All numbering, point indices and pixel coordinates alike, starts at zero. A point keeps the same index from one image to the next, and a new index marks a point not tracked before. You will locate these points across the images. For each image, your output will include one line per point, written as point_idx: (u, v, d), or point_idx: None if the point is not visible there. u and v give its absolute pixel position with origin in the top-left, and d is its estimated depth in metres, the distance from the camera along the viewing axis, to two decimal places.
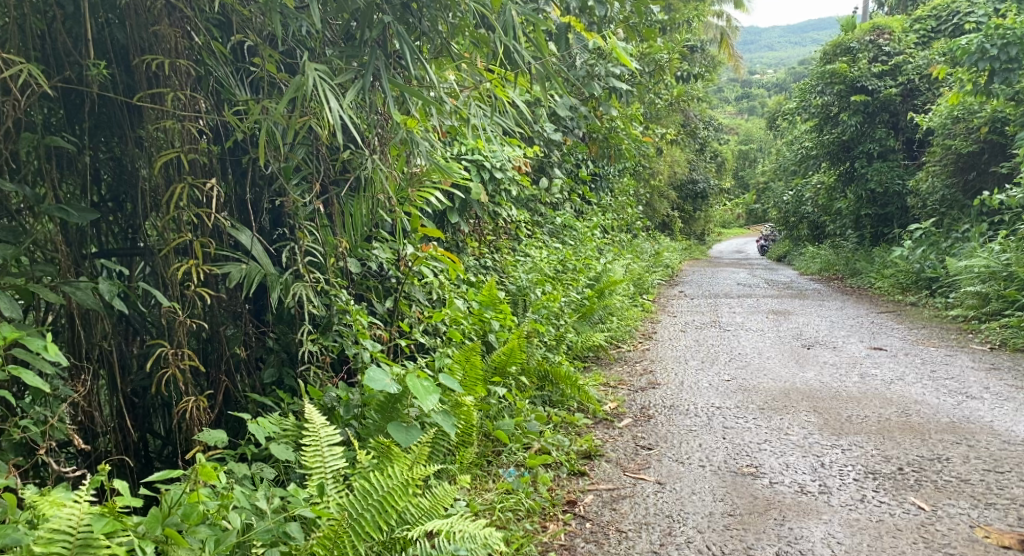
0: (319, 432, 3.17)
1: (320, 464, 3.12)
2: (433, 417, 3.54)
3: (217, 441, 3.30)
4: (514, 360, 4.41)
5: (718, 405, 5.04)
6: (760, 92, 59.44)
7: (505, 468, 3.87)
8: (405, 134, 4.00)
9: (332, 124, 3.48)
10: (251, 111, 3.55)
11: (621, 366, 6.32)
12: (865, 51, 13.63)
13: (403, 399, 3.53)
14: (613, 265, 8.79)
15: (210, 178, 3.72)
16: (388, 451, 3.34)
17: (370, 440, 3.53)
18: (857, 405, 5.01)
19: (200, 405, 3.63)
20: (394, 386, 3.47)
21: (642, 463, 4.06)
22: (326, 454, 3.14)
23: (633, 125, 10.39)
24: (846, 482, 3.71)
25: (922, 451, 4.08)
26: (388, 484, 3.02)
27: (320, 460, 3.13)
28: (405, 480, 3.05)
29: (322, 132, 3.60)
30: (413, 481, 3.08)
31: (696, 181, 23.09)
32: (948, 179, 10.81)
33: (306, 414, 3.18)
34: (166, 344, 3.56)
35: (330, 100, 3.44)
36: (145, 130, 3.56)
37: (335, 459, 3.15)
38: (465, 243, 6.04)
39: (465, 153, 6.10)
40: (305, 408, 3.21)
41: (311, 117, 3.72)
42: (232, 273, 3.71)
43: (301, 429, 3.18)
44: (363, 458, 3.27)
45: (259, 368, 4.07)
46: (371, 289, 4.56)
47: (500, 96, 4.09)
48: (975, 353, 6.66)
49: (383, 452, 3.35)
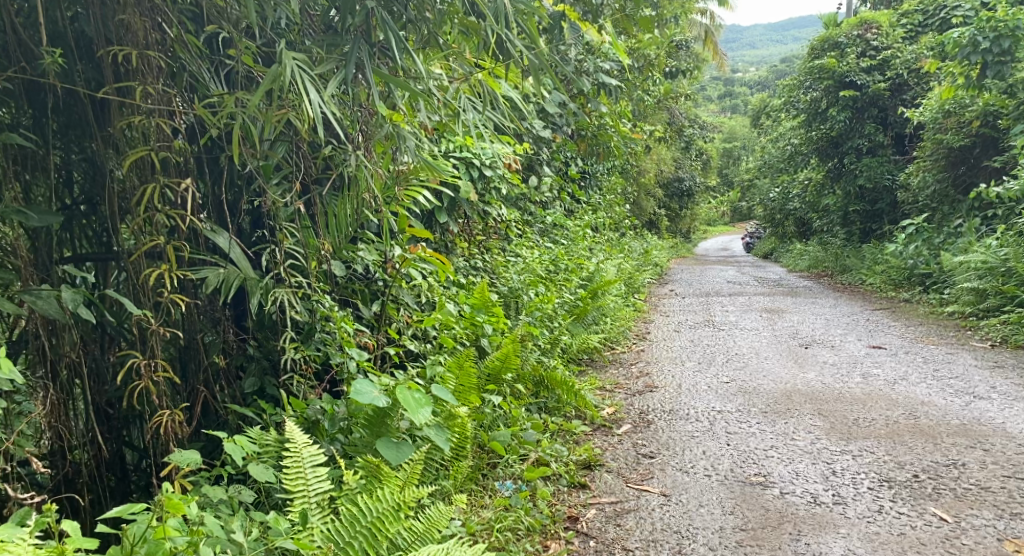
0: (302, 452, 2.93)
1: (302, 487, 2.89)
2: (425, 431, 3.32)
3: (190, 463, 3.06)
4: (508, 366, 4.18)
5: (719, 409, 4.86)
6: (743, 90, 59.42)
7: (502, 482, 3.67)
8: (391, 129, 3.78)
9: (313, 119, 3.26)
10: (226, 105, 3.33)
11: (617, 368, 6.13)
12: (854, 46, 13.43)
13: (393, 413, 3.31)
14: (605, 265, 8.61)
15: (184, 178, 3.51)
16: (377, 470, 3.12)
17: (358, 456, 3.31)
18: (863, 406, 4.84)
19: (175, 418, 3.43)
20: (383, 399, 3.24)
21: (646, 473, 3.87)
22: (309, 476, 2.91)
23: (621, 122, 10.23)
24: (861, 492, 3.53)
25: (936, 456, 3.90)
26: (377, 509, 2.85)
27: (303, 483, 2.90)
28: (396, 504, 2.88)
29: (302, 127, 3.38)
30: (404, 505, 2.90)
31: (682, 179, 22.93)
32: (939, 174, 10.54)
33: (287, 433, 2.93)
34: (138, 354, 3.35)
35: (310, 92, 3.22)
36: (115, 127, 3.33)
37: (319, 482, 2.92)
38: (453, 243, 5.85)
39: (453, 150, 5.91)
40: (286, 425, 2.96)
41: (291, 110, 3.47)
42: (209, 278, 3.53)
43: (282, 448, 2.93)
44: (350, 478, 3.05)
45: (240, 377, 3.87)
46: (356, 294, 4.36)
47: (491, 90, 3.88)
48: (977, 351, 6.49)
49: (372, 471, 3.13)
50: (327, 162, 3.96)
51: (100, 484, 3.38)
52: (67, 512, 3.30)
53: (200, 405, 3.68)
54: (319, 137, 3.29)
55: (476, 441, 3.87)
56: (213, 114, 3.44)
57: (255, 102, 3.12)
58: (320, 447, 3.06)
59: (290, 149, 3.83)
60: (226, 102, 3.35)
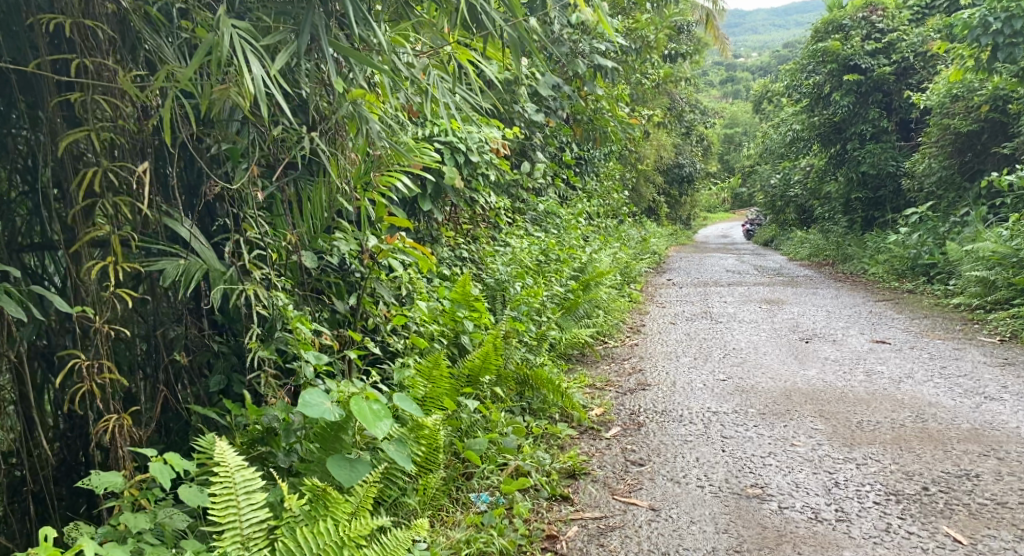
0: (234, 477, 2.69)
1: (233, 517, 2.68)
2: (384, 448, 3.03)
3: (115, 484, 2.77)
4: (488, 368, 4.04)
5: (714, 410, 4.58)
6: (744, 75, 58.91)
7: (476, 494, 3.42)
8: (351, 107, 3.51)
9: (256, 94, 2.95)
10: (159, 77, 3.02)
11: (608, 365, 5.84)
12: (858, 28, 13.02)
13: (348, 426, 3.03)
14: (599, 255, 8.31)
15: (141, 161, 3.23)
16: (325, 494, 2.86)
17: (309, 475, 3.05)
18: (867, 408, 4.55)
19: (124, 422, 3.15)
20: (336, 411, 2.97)
21: (634, 484, 3.60)
22: (242, 504, 2.69)
23: (618, 105, 9.90)
24: (866, 507, 3.26)
25: (947, 466, 3.61)
26: (320, 544, 2.69)
27: (235, 512, 2.69)
28: (341, 539, 2.71)
29: (248, 103, 3.07)
30: (350, 540, 2.72)
31: (682, 165, 22.44)
32: (946, 160, 10.27)
33: (218, 456, 2.71)
34: (81, 355, 3.07)
35: (252, 65, 2.90)
36: (50, 103, 3.05)
37: (253, 511, 2.71)
38: (438, 233, 5.59)
39: (437, 135, 5.60)
40: (217, 446, 2.73)
41: (234, 86, 3.12)
42: (167, 270, 3.28)
43: (212, 470, 2.71)
44: (293, 504, 2.81)
45: (204, 375, 3.58)
46: (332, 286, 4.04)
47: (464, 65, 3.52)
48: (986, 346, 6.20)
49: (319, 495, 2.88)
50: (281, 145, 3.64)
51: (48, 494, 3.10)
52: (12, 526, 3.03)
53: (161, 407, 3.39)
54: (266, 118, 2.99)
55: (451, 448, 3.61)
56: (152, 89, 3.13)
57: (188, 77, 2.82)
58: (255, 466, 2.82)
59: (252, 128, 3.54)
60: (162, 74, 3.03)
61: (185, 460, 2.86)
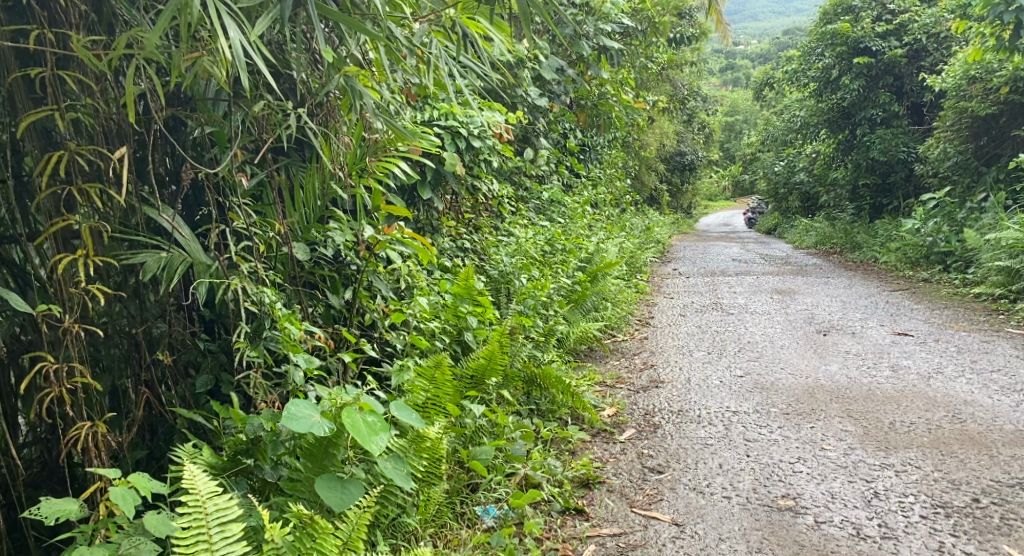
0: (206, 506, 2.43)
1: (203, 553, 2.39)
2: (379, 466, 2.72)
3: (68, 512, 2.48)
4: (493, 368, 3.74)
5: (734, 410, 4.29)
6: (745, 63, 58.51)
7: (482, 508, 3.15)
8: (342, 80, 3.13)
9: (233, 63, 2.63)
10: (120, 44, 2.70)
11: (618, 360, 5.55)
12: (868, 10, 12.71)
13: (340, 442, 2.73)
14: (606, 244, 8.01)
15: (117, 145, 2.93)
16: (311, 523, 2.55)
17: (296, 496, 2.73)
18: (897, 407, 4.25)
19: (98, 430, 2.83)
20: (325, 425, 2.66)
21: (654, 495, 3.32)
22: (214, 538, 2.41)
23: (624, 89, 9.59)
24: (914, 522, 3.02)
25: (995, 474, 3.37)
26: None
27: (206, 548, 2.41)
28: None
29: (224, 73, 2.77)
30: None
31: (684, 153, 22.16)
32: (961, 145, 9.98)
33: (187, 482, 2.44)
34: (48, 358, 2.75)
35: (229, 30, 2.58)
36: (5, 80, 2.72)
37: (227, 545, 2.42)
38: (439, 222, 5.31)
39: (437, 118, 5.30)
40: (187, 471, 2.47)
41: (206, 53, 2.80)
42: (148, 263, 2.98)
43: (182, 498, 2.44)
44: (275, 534, 2.51)
45: (191, 375, 3.29)
46: (326, 280, 3.74)
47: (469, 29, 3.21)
48: (1014, 337, 5.92)
49: (305, 524, 2.56)
50: (259, 123, 3.31)
51: (18, 504, 2.79)
52: None
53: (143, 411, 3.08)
54: (246, 89, 2.67)
55: (455, 457, 3.33)
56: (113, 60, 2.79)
57: (152, 43, 2.51)
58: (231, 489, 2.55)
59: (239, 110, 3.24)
60: (122, 40, 2.70)
61: (154, 483, 2.58)
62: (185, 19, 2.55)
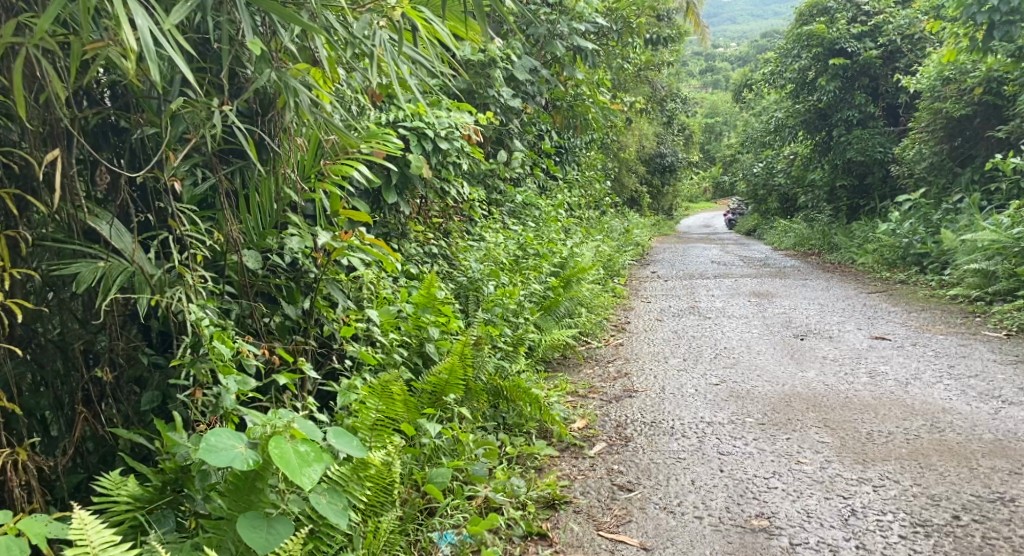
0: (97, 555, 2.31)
1: None
2: (312, 499, 2.56)
3: None
4: (453, 383, 3.57)
5: (709, 420, 4.13)
6: (725, 65, 58.57)
7: (439, 534, 3.00)
8: (274, 76, 2.98)
9: (143, 52, 2.48)
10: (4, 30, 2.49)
11: (591, 369, 5.38)
12: (843, 11, 12.63)
13: (269, 473, 2.57)
14: (581, 248, 7.81)
15: (45, 147, 2.71)
16: None
17: (220, 536, 2.58)
18: (874, 416, 4.10)
19: (19, 457, 2.63)
20: (250, 457, 2.50)
21: (622, 516, 3.16)
22: None
23: (600, 90, 9.40)
24: (892, 543, 2.88)
25: (975, 488, 3.23)
26: None
27: None
28: None
29: (131, 65, 2.58)
30: None
31: (664, 154, 22.04)
32: (936, 145, 9.88)
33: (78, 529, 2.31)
34: None
35: (137, 17, 2.44)
36: None
37: None
38: (406, 227, 5.12)
39: (402, 120, 5.11)
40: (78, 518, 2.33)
41: (112, 43, 2.64)
42: (82, 274, 2.77)
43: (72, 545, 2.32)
44: None
45: (135, 392, 3.02)
46: (282, 289, 3.52)
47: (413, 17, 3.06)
48: (991, 341, 5.80)
49: None
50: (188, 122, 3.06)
51: None
52: None
53: (82, 433, 2.87)
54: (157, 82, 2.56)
55: (410, 480, 3.17)
56: (8, 50, 2.61)
57: (45, 27, 2.43)
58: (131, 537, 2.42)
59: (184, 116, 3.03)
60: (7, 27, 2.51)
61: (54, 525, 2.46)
62: (87, 6, 2.46)
